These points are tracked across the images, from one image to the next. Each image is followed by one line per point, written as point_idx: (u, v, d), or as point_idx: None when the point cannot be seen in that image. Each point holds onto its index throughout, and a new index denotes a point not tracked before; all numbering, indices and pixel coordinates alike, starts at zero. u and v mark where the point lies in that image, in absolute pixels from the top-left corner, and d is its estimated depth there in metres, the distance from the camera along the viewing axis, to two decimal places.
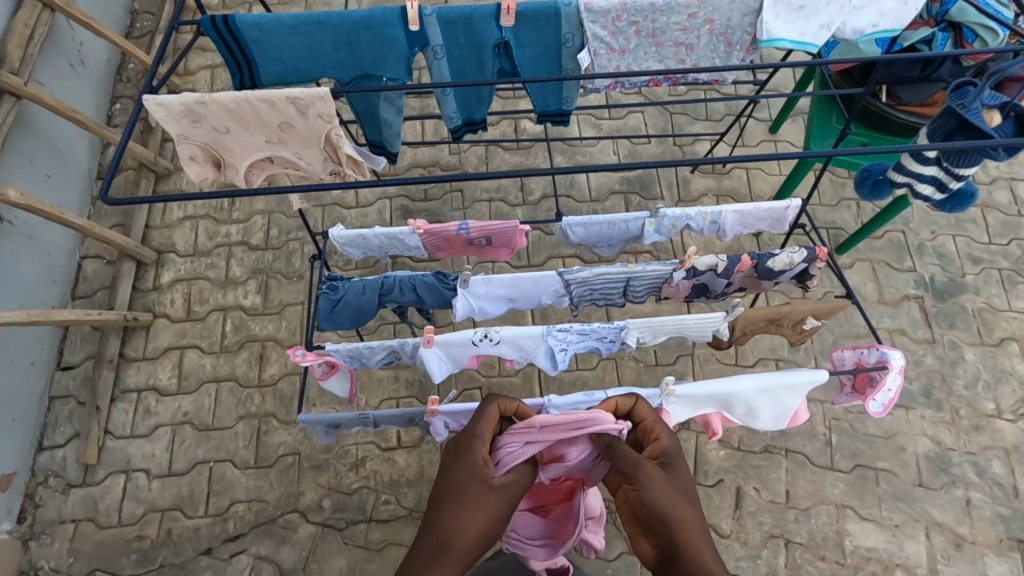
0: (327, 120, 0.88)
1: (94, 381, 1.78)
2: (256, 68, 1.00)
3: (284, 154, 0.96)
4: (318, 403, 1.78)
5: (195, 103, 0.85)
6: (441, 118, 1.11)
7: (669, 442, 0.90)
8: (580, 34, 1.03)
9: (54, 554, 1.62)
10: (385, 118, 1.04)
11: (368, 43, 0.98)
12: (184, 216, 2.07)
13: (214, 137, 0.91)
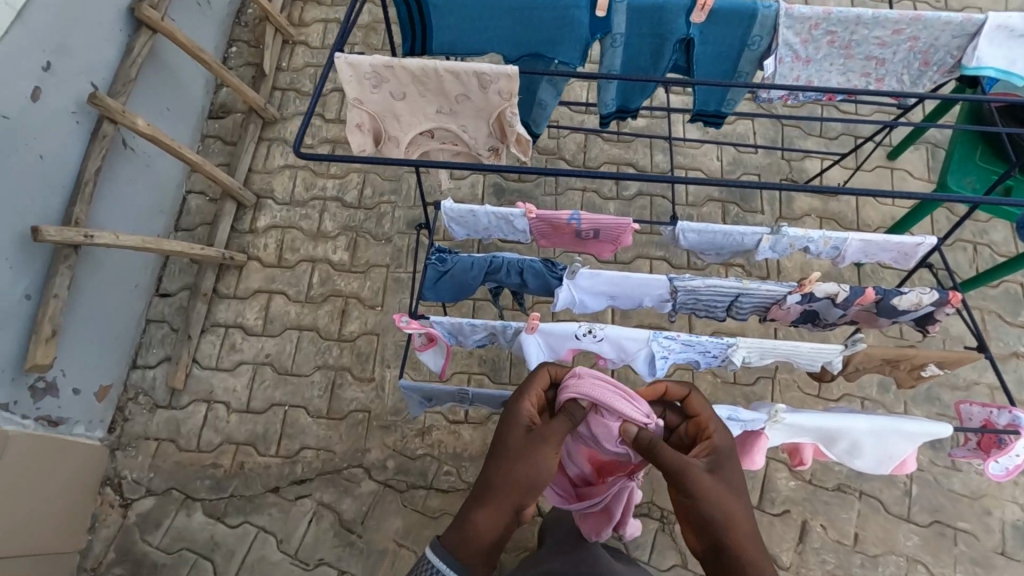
0: (504, 98, 0.90)
1: (188, 311, 1.87)
2: (428, 35, 1.01)
3: (449, 125, 1.00)
4: (393, 365, 1.82)
5: (383, 67, 0.89)
6: (597, 104, 1.10)
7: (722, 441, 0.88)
8: (769, 38, 1.02)
9: (137, 466, 1.73)
10: (542, 99, 1.06)
11: (549, 24, 0.98)
12: (285, 164, 2.14)
13: (389, 103, 0.96)
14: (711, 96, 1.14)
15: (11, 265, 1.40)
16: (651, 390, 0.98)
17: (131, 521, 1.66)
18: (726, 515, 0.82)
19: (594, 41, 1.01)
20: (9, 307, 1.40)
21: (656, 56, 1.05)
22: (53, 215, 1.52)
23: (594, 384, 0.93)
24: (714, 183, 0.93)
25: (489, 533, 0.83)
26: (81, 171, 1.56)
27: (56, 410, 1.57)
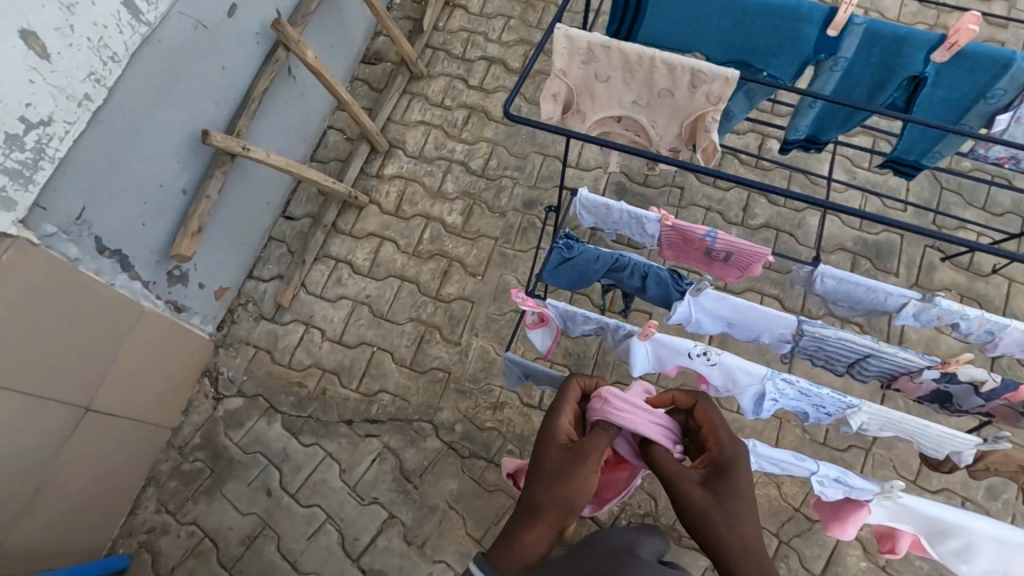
0: (711, 101, 0.99)
1: (307, 237, 1.98)
2: (647, 23, 1.07)
3: (640, 117, 1.09)
4: (480, 335, 1.85)
5: (599, 46, 0.96)
6: (789, 126, 1.16)
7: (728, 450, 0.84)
8: (1013, 94, 1.01)
9: (234, 366, 1.86)
10: (735, 110, 1.13)
11: (774, 36, 1.01)
12: (421, 120, 2.21)
13: (591, 81, 1.03)
14: (918, 143, 1.17)
15: (179, 159, 1.53)
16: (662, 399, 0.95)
17: (219, 415, 1.79)
18: (736, 520, 0.79)
19: (813, 61, 1.03)
20: (168, 197, 1.53)
21: (873, 90, 1.06)
22: (220, 123, 1.64)
23: (624, 406, 0.88)
24: (898, 225, 0.91)
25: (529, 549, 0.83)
26: (252, 87, 1.68)
27: (184, 300, 1.70)
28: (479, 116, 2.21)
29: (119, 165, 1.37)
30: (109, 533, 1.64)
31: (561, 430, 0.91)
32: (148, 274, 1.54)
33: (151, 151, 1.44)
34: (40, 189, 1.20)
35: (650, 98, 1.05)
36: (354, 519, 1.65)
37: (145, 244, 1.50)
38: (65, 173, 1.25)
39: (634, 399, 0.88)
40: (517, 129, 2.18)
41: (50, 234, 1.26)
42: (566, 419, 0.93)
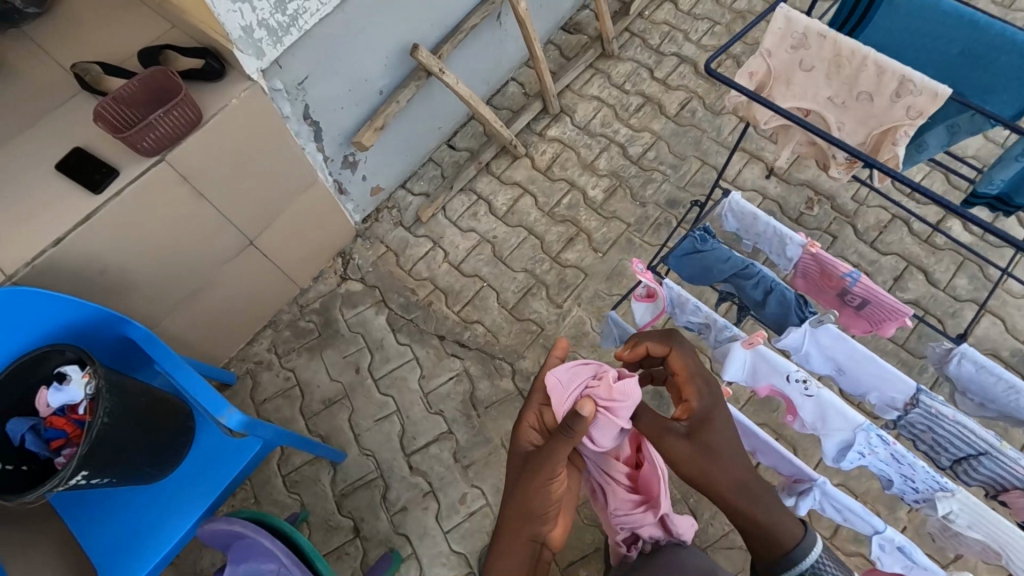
0: (910, 115, 1.04)
1: (461, 168, 2.14)
2: (867, 29, 1.19)
3: (828, 116, 1.15)
4: (583, 306, 1.91)
5: (815, 33, 1.07)
6: (985, 174, 1.15)
7: (698, 402, 0.99)
8: None
9: (363, 256, 2.06)
10: (930, 140, 1.20)
11: (1006, 73, 1.07)
12: (597, 95, 2.28)
13: (795, 68, 1.13)
14: None
15: (386, 63, 1.73)
16: (636, 349, 1.09)
17: (339, 292, 2.01)
18: (712, 471, 0.93)
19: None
20: (368, 92, 1.74)
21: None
22: (428, 43, 1.82)
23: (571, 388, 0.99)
24: None
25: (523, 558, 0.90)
26: (464, 21, 1.85)
27: (347, 184, 1.92)
28: (653, 107, 2.23)
29: (342, 52, 1.58)
30: (228, 352, 1.90)
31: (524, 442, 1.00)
32: (330, 151, 1.76)
33: (369, 48, 1.64)
34: (284, 50, 1.41)
35: (848, 98, 1.11)
36: (418, 421, 1.80)
37: (337, 125, 1.72)
38: (305, 44, 1.46)
39: (575, 381, 0.99)
40: (686, 130, 2.18)
41: (276, 90, 1.47)
42: (530, 431, 1.00)
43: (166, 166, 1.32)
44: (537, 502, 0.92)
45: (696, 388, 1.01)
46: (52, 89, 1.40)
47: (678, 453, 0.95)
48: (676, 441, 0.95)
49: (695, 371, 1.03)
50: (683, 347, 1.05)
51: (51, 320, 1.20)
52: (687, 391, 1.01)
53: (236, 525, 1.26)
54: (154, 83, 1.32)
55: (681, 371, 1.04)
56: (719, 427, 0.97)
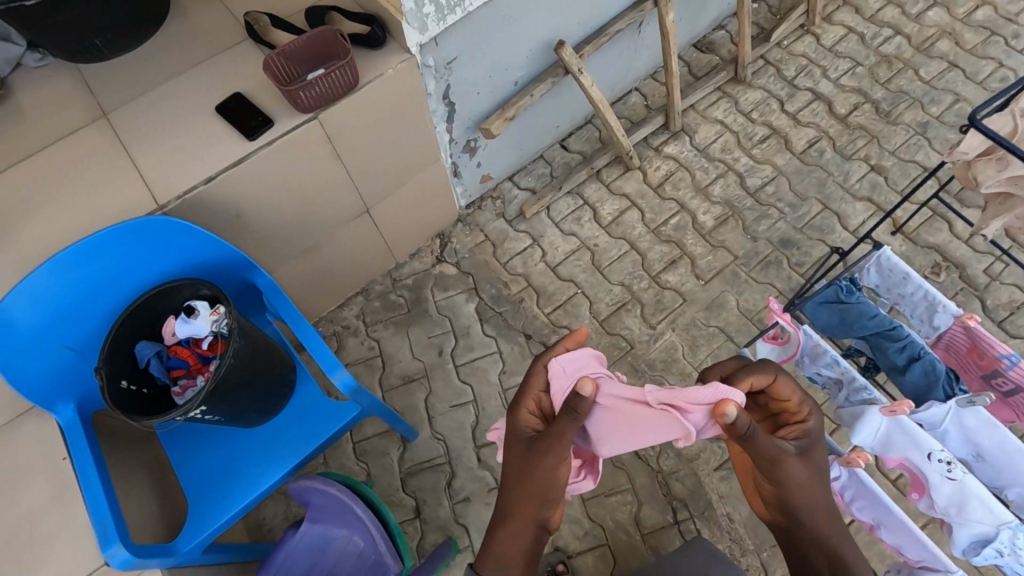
0: None
1: (572, 170, 2.11)
2: None
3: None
4: (677, 331, 1.85)
5: None
6: None
7: (814, 423, 1.00)
8: None
9: (461, 242, 2.06)
10: None
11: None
12: (721, 119, 2.21)
13: None
14: None
15: (529, 55, 1.72)
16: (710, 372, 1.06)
17: (433, 272, 2.01)
18: (813, 491, 0.98)
19: None
20: (505, 82, 1.74)
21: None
22: (571, 41, 1.80)
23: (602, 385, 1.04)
24: None
25: (517, 540, 1.04)
26: (609, 25, 1.82)
27: (462, 168, 1.92)
28: (778, 140, 2.15)
29: (494, 38, 1.57)
30: (318, 312, 1.93)
31: (523, 424, 1.06)
32: (456, 133, 1.76)
33: (518, 38, 1.64)
34: (445, 28, 1.41)
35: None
36: (492, 415, 1.79)
37: (470, 109, 1.71)
38: (465, 26, 1.46)
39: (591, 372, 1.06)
40: (810, 170, 2.09)
41: (427, 65, 1.47)
42: (530, 410, 1.07)
43: (318, 124, 1.34)
44: (542, 486, 1.02)
45: (811, 408, 1.01)
46: (219, 33, 1.45)
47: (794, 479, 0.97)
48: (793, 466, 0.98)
49: (800, 392, 1.02)
50: (789, 378, 1.01)
51: (192, 253, 1.23)
52: (800, 411, 1.01)
53: (335, 489, 1.29)
54: (320, 42, 1.34)
55: (789, 398, 1.01)
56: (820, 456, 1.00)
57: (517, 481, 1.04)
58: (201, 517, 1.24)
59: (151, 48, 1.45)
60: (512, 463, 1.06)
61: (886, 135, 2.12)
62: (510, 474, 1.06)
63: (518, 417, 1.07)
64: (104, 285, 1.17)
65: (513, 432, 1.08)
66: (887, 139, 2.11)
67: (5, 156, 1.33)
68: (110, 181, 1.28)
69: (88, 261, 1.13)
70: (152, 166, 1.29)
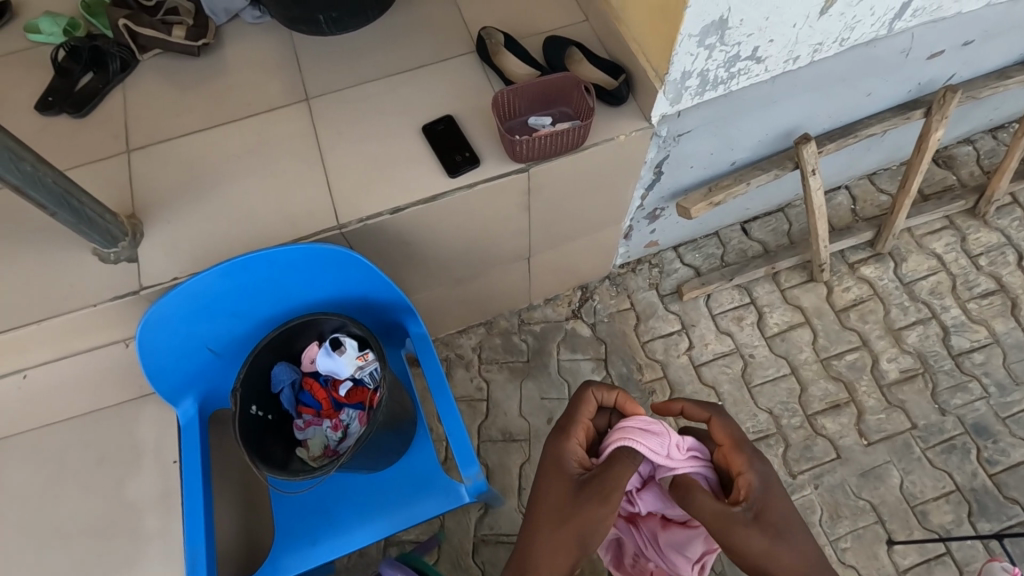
0: None
1: (749, 262, 1.85)
2: None
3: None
4: (821, 492, 1.59)
5: None
6: None
7: (752, 477, 0.92)
8: None
9: (604, 302, 1.87)
10: None
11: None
12: (939, 253, 1.87)
13: None
14: None
15: (761, 139, 1.47)
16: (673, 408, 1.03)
17: (565, 327, 1.84)
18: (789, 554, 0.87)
19: None
20: (724, 160, 1.50)
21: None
22: (812, 131, 1.54)
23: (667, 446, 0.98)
24: None
25: None
26: (862, 124, 1.54)
27: (636, 232, 1.71)
28: (1004, 301, 1.80)
29: (739, 118, 1.34)
30: (437, 332, 1.81)
31: (572, 454, 0.96)
32: (648, 200, 1.55)
33: (760, 121, 1.39)
34: (698, 102, 1.20)
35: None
36: None
37: (675, 181, 1.50)
38: (717, 101, 1.24)
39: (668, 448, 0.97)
40: None
41: (658, 135, 1.26)
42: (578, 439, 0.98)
43: (525, 177, 1.17)
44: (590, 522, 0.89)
45: (751, 459, 0.93)
46: (444, 39, 1.31)
47: (749, 542, 0.86)
48: (739, 529, 0.86)
49: (738, 439, 0.95)
50: (723, 418, 0.97)
51: (358, 285, 1.10)
52: (737, 460, 0.94)
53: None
54: (553, 86, 1.17)
55: (725, 442, 0.96)
56: (777, 501, 0.90)
57: (554, 528, 0.91)
58: (284, 556, 1.15)
59: (370, 35, 1.33)
60: (553, 498, 0.93)
61: None
62: (546, 507, 0.93)
63: (570, 445, 0.96)
64: (261, 294, 1.07)
65: (559, 449, 0.97)
66: None
67: (198, 114, 1.26)
68: (294, 176, 1.18)
69: (253, 268, 1.02)
70: (340, 172, 1.17)
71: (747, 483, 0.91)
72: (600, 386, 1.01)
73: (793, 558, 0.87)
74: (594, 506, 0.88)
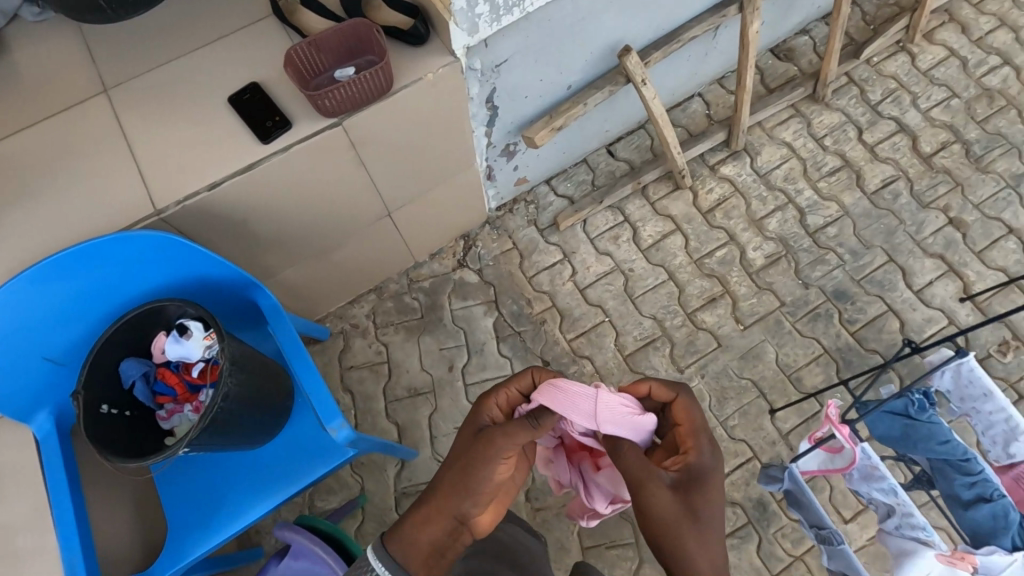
0: None
1: (617, 182, 1.92)
2: None
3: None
4: (708, 380, 1.72)
5: None
6: None
7: (697, 459, 0.94)
8: None
9: (488, 247, 1.91)
10: None
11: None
12: (789, 141, 1.98)
13: None
14: None
15: (588, 58, 1.51)
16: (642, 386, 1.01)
17: (453, 277, 1.88)
18: (694, 539, 0.87)
19: None
20: (558, 85, 1.54)
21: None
22: (637, 43, 1.58)
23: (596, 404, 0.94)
24: None
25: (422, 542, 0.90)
26: (683, 28, 1.60)
27: (498, 171, 1.75)
28: (850, 174, 1.93)
29: (553, 41, 1.38)
30: (328, 306, 1.83)
31: (484, 415, 1.01)
32: (495, 137, 1.58)
33: (579, 41, 1.43)
34: (498, 30, 1.22)
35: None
36: None
37: (514, 113, 1.53)
38: (521, 26, 1.27)
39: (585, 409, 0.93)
40: (881, 214, 1.88)
41: (472, 69, 1.29)
42: (492, 405, 1.02)
43: (341, 131, 1.17)
44: (474, 475, 0.93)
45: (702, 444, 0.95)
46: (242, 5, 1.27)
47: (655, 502, 0.89)
48: (656, 488, 0.90)
49: (700, 425, 0.97)
50: (689, 399, 0.99)
51: (192, 268, 1.10)
52: (693, 441, 0.96)
53: (311, 544, 1.24)
54: (352, 35, 1.17)
55: (683, 421, 0.98)
56: (708, 493, 0.91)
57: (452, 478, 0.95)
58: (179, 544, 1.18)
59: (167, 13, 1.28)
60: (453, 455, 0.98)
61: (972, 185, 1.89)
62: (448, 466, 0.97)
63: (484, 409, 1.01)
64: (89, 296, 1.06)
65: (475, 414, 1.01)
66: (971, 189, 1.88)
67: None
68: (104, 171, 1.14)
69: (68, 273, 1.01)
70: (151, 158, 1.14)
71: (694, 462, 0.94)
72: (543, 368, 1.02)
73: (698, 544, 0.86)
74: (484, 457, 0.94)
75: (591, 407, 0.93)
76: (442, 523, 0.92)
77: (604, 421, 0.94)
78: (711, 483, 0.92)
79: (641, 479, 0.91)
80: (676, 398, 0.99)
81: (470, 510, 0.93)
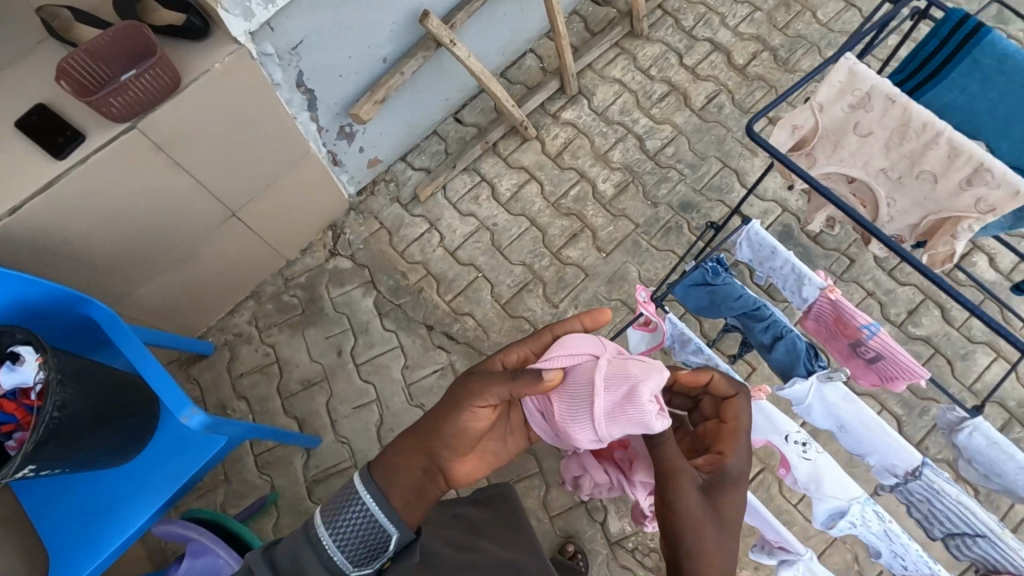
0: (981, 209, 0.90)
1: (467, 145, 2.00)
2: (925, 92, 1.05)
3: (879, 188, 1.02)
4: (581, 308, 1.82)
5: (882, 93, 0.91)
6: None
7: (732, 462, 0.88)
8: None
9: (356, 232, 1.96)
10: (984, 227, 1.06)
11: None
12: (619, 78, 2.11)
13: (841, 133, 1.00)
14: None
15: (393, 29, 1.57)
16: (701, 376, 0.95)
17: (327, 267, 1.92)
18: (706, 536, 0.81)
19: None
20: (372, 60, 1.59)
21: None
22: (440, 9, 1.66)
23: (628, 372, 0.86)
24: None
25: (397, 477, 0.88)
26: None
27: (343, 155, 1.79)
28: (677, 97, 2.07)
29: (346, 16, 1.43)
30: (207, 321, 1.84)
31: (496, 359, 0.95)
32: (324, 121, 1.63)
33: (375, 13, 1.49)
34: (277, 12, 1.28)
35: (906, 172, 0.96)
36: (397, 413, 1.74)
37: (334, 94, 1.58)
38: (302, 5, 1.33)
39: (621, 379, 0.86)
40: (710, 127, 2.03)
41: (266, 54, 1.35)
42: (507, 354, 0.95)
43: (139, 133, 1.21)
44: (462, 416, 0.89)
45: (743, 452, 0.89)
46: (18, 32, 1.27)
47: (685, 502, 0.82)
48: (686, 481, 0.83)
49: (741, 428, 0.92)
50: (747, 399, 0.93)
51: (10, 294, 1.11)
52: (727, 444, 0.89)
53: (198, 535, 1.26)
54: (128, 39, 1.19)
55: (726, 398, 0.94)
56: (733, 496, 0.86)
57: (441, 417, 0.90)
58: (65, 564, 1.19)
59: None
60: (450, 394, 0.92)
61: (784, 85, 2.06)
62: (440, 412, 0.91)
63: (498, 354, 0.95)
64: None
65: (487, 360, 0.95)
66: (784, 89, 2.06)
67: None
68: None
69: None
70: None
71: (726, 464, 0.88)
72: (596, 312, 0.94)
73: (707, 542, 0.81)
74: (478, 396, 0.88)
75: (625, 372, 0.86)
76: (415, 462, 0.89)
77: (642, 386, 0.84)
78: (739, 482, 0.87)
79: (673, 470, 0.84)
80: (711, 380, 0.94)
81: (447, 458, 0.90)
